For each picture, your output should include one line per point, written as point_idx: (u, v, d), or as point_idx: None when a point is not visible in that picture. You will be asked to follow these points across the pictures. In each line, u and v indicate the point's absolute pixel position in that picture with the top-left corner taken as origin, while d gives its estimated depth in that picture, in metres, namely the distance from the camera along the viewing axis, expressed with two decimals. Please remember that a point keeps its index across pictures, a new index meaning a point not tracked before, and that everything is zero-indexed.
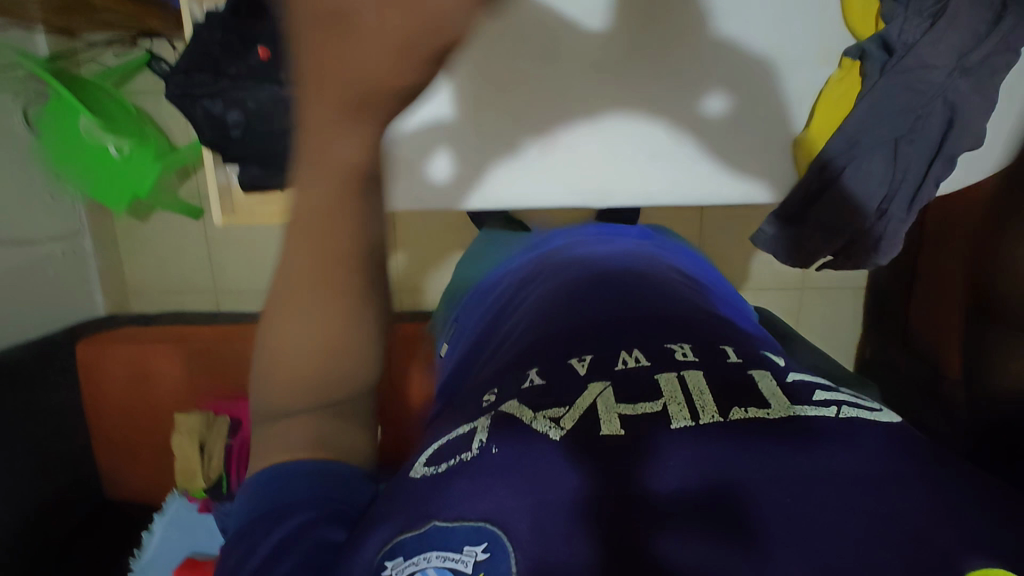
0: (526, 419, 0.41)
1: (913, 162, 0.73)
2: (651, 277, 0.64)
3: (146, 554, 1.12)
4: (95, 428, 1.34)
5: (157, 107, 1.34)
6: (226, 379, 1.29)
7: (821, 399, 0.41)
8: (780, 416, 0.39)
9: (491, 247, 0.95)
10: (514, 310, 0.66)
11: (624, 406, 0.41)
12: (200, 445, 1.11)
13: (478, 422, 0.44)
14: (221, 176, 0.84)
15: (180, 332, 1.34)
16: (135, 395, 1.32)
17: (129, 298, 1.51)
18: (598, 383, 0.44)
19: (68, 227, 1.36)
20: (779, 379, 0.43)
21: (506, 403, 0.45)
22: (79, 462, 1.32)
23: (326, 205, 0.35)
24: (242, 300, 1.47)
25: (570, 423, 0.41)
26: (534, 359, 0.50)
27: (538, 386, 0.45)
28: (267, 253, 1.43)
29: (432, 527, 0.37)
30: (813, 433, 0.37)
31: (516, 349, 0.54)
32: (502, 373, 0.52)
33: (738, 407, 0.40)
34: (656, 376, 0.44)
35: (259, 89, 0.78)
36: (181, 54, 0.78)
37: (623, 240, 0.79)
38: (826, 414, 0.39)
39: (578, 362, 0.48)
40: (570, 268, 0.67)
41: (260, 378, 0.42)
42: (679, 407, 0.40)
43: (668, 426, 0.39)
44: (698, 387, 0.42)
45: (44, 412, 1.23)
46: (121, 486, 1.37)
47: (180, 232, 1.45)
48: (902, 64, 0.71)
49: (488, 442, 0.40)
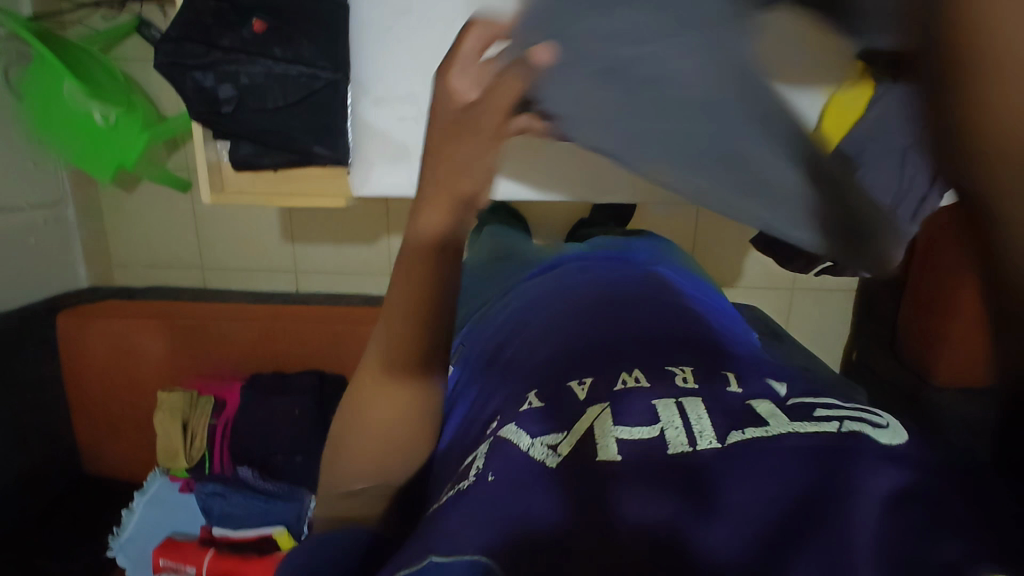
0: (524, 445, 0.46)
1: None
2: (653, 309, 0.67)
3: (126, 532, 1.11)
4: (74, 401, 1.32)
5: (145, 75, 1.31)
6: (211, 357, 1.27)
7: (822, 416, 0.47)
8: (779, 432, 0.45)
9: (489, 267, 0.94)
10: (511, 329, 0.69)
11: (620, 430, 0.47)
12: (183, 425, 1.09)
13: (480, 450, 0.49)
14: (211, 152, 0.82)
15: (164, 308, 1.32)
16: (117, 370, 1.29)
17: (113, 271, 1.47)
18: (596, 405, 0.51)
19: (50, 195, 1.33)
20: (780, 405, 0.50)
21: (506, 425, 0.49)
22: (58, 436, 1.30)
23: (414, 267, 0.50)
24: (228, 277, 1.45)
25: (565, 450, 0.46)
26: (547, 373, 0.57)
27: (535, 410, 0.51)
28: (256, 230, 1.40)
29: (430, 562, 0.39)
30: (784, 449, 0.43)
31: (523, 365, 0.60)
32: (512, 386, 0.57)
33: (736, 431, 0.46)
34: (654, 401, 0.50)
35: (253, 63, 0.75)
36: (172, 23, 0.75)
37: (626, 267, 0.80)
38: (828, 429, 0.45)
39: (578, 384, 0.54)
40: (578, 304, 0.68)
41: (337, 451, 0.58)
42: (677, 433, 0.46)
43: (666, 451, 0.45)
44: (696, 413, 0.48)
45: (22, 384, 1.21)
46: (101, 464, 1.35)
47: (165, 206, 1.41)
48: None
49: (486, 471, 0.44)
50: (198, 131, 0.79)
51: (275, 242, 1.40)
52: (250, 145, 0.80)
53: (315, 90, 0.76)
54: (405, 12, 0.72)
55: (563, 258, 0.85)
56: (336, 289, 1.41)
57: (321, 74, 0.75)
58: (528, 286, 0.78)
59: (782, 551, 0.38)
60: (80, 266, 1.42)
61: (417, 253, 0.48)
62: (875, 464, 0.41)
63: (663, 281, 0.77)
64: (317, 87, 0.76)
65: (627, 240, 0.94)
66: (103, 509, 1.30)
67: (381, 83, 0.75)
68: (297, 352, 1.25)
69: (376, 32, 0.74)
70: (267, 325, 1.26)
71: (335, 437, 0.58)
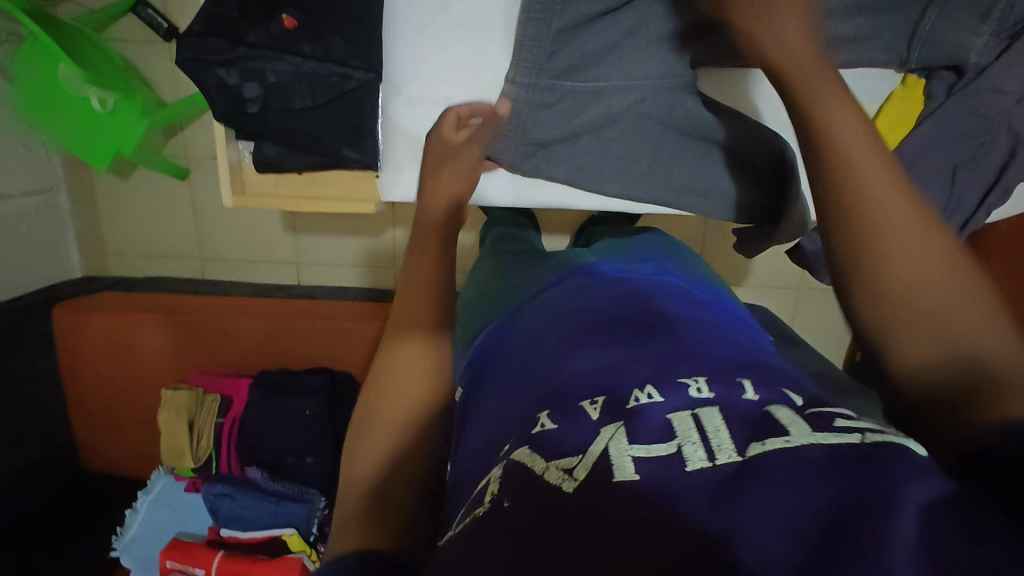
0: (538, 469, 0.36)
1: (971, 190, 0.70)
2: (674, 315, 0.54)
3: (129, 532, 1.09)
4: (73, 396, 1.29)
5: (143, 57, 1.26)
6: (214, 354, 1.25)
7: (843, 426, 0.35)
8: (801, 443, 0.33)
9: (502, 271, 0.82)
10: (501, 353, 0.59)
11: (636, 447, 0.36)
12: (189, 425, 1.07)
13: (492, 474, 0.39)
14: (232, 151, 0.81)
15: (164, 302, 1.28)
16: (119, 364, 1.26)
17: (108, 261, 1.43)
18: (609, 425, 0.38)
19: (44, 181, 1.27)
20: (798, 410, 0.38)
21: (518, 449, 0.39)
22: (54, 431, 1.26)
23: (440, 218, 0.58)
24: (228, 269, 1.41)
25: (585, 472, 0.35)
26: (533, 412, 0.44)
27: (552, 434, 0.39)
28: (258, 221, 1.35)
29: None
30: (829, 461, 0.32)
31: (508, 404, 0.48)
32: (498, 435, 0.46)
33: (756, 441, 0.34)
34: (669, 416, 0.38)
35: (280, 60, 0.72)
36: (196, 17, 0.72)
37: (642, 270, 0.69)
38: (851, 441, 0.33)
39: (590, 404, 0.41)
40: (585, 310, 0.56)
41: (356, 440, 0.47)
42: (695, 448, 0.35)
43: (684, 469, 0.34)
44: (713, 425, 0.36)
45: (19, 378, 1.17)
46: (100, 460, 1.33)
47: (163, 193, 1.36)
48: (973, 87, 0.66)
49: (500, 496, 0.35)
50: (220, 130, 0.77)
51: (277, 231, 1.35)
52: (273, 146, 0.79)
53: (348, 90, 0.74)
54: (443, 9, 0.71)
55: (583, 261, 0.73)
56: (338, 281, 1.37)
57: (354, 75, 0.73)
58: (536, 291, 0.67)
59: (834, 551, 0.28)
60: (74, 254, 1.37)
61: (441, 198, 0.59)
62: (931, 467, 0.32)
63: (685, 286, 0.66)
64: (349, 87, 0.74)
65: (644, 240, 0.83)
66: (102, 507, 1.28)
67: (413, 83, 0.74)
68: (306, 352, 1.23)
69: (408, 29, 0.73)
70: (273, 322, 1.22)
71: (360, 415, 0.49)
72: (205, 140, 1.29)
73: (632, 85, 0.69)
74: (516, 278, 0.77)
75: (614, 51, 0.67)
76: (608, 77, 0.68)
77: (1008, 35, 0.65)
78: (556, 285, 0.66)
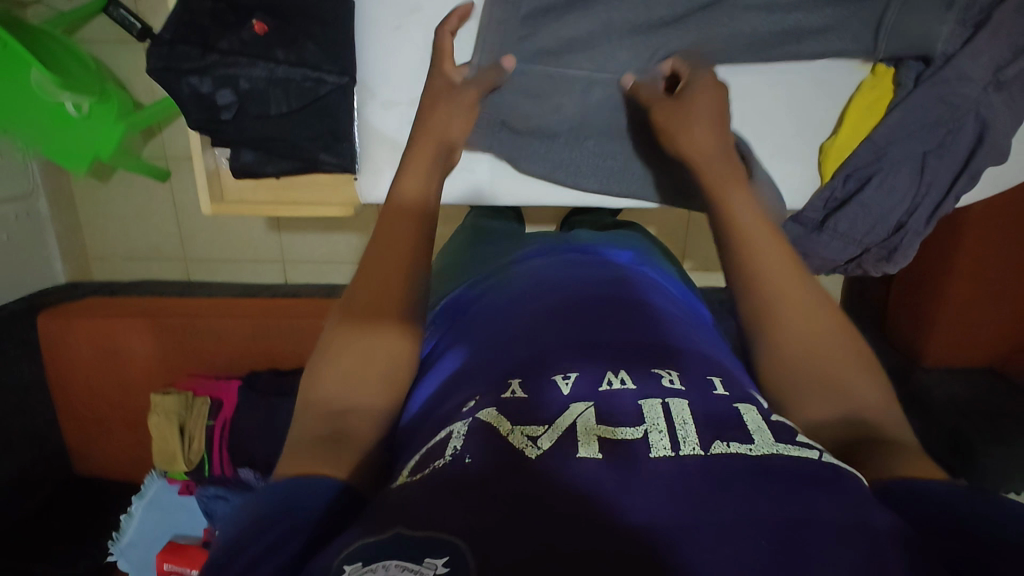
0: (503, 431, 0.38)
1: (940, 176, 0.71)
2: (646, 301, 0.55)
3: (125, 536, 1.10)
4: (61, 403, 1.29)
5: (116, 58, 1.24)
6: (201, 357, 1.24)
7: (804, 441, 0.38)
8: (762, 452, 0.35)
9: (475, 245, 0.82)
10: (461, 318, 0.59)
11: (604, 428, 0.38)
12: (180, 429, 1.07)
13: (455, 426, 0.40)
14: (209, 160, 0.81)
15: (148, 305, 1.27)
16: (106, 369, 1.26)
17: (91, 265, 1.42)
18: (579, 402, 0.41)
19: (23, 188, 1.26)
20: (764, 415, 0.40)
21: (485, 408, 0.41)
22: (45, 439, 1.26)
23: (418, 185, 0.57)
24: (213, 269, 1.40)
25: (548, 442, 0.37)
26: (496, 377, 0.45)
27: (521, 402, 0.41)
28: (240, 221, 1.34)
29: (396, 535, 0.33)
30: (786, 470, 0.34)
31: (463, 369, 0.49)
32: (455, 393, 0.46)
33: (720, 441, 0.36)
34: (639, 402, 0.40)
35: (253, 66, 0.73)
36: (166, 25, 0.72)
37: (623, 258, 0.68)
38: (810, 456, 0.36)
39: (562, 379, 0.43)
40: (562, 283, 0.57)
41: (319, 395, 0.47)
42: (660, 436, 0.37)
43: (648, 455, 0.36)
44: (681, 417, 0.38)
45: (5, 388, 1.17)
46: (91, 463, 1.33)
47: (143, 194, 1.35)
48: (939, 75, 0.67)
49: (461, 450, 0.37)
50: (197, 139, 0.77)
51: (261, 231, 1.35)
52: (251, 153, 0.79)
53: (321, 95, 0.74)
54: (414, 10, 0.70)
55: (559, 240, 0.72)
56: (325, 279, 1.37)
57: (327, 79, 0.73)
58: (516, 264, 0.67)
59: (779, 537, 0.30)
60: (56, 261, 1.36)
61: (425, 157, 0.58)
62: (870, 494, 0.35)
63: (662, 280, 0.65)
64: (324, 92, 0.74)
65: (624, 231, 0.83)
66: (98, 511, 1.28)
67: (387, 87, 0.74)
68: (294, 352, 1.23)
69: (381, 31, 0.72)
70: (260, 322, 1.22)
71: (320, 372, 0.48)
72: (183, 140, 1.28)
73: (599, 80, 0.70)
74: (480, 254, 0.77)
75: (584, 45, 0.69)
76: (582, 66, 0.70)
77: (973, 23, 0.66)
78: (536, 260, 0.66)
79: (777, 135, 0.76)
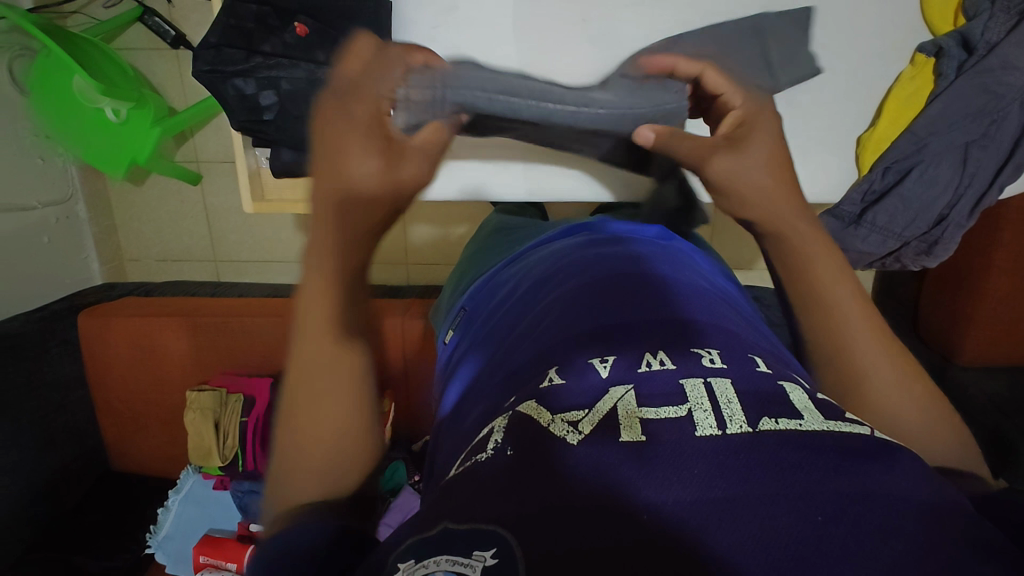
0: (544, 421, 0.39)
1: (983, 168, 0.70)
2: (667, 282, 0.53)
3: (163, 530, 1.13)
4: (100, 399, 1.32)
5: (152, 65, 1.27)
6: (232, 355, 1.27)
7: (852, 417, 0.39)
8: (813, 428, 0.36)
9: (500, 238, 0.83)
10: (493, 313, 0.60)
11: (645, 410, 0.38)
12: (215, 423, 1.10)
13: (495, 424, 0.42)
14: (250, 160, 0.83)
15: (182, 305, 1.30)
16: (143, 368, 1.29)
17: (127, 267, 1.46)
18: (619, 386, 0.41)
19: (62, 192, 1.30)
20: (809, 393, 0.40)
21: (525, 402, 0.42)
22: (83, 434, 1.30)
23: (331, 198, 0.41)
24: (243, 270, 1.43)
25: (590, 427, 0.38)
26: (530, 369, 0.46)
27: (561, 389, 0.41)
28: (269, 222, 1.37)
29: (443, 530, 0.35)
30: (834, 447, 0.34)
31: (497, 365, 0.50)
32: (498, 389, 0.47)
33: (767, 418, 0.36)
34: (681, 381, 0.40)
35: (294, 68, 0.76)
36: (212, 30, 0.75)
37: (643, 234, 0.66)
38: (862, 432, 0.37)
39: (600, 363, 0.43)
40: (583, 269, 0.56)
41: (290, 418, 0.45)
42: (705, 414, 0.37)
43: (693, 434, 0.36)
44: (725, 396, 0.38)
45: (48, 385, 1.20)
46: (129, 459, 1.37)
47: (175, 197, 1.38)
48: (983, 64, 0.67)
49: (504, 444, 0.38)
50: (237, 139, 0.80)
51: (289, 232, 1.37)
52: (290, 152, 0.79)
53: None
54: (450, 10, 0.73)
55: (574, 224, 0.71)
56: None
57: None
58: (537, 252, 0.67)
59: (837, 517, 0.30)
60: (94, 262, 1.40)
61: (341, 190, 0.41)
62: (927, 472, 0.35)
63: (688, 254, 0.64)
64: None
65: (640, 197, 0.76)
66: (133, 505, 1.32)
67: None
68: None
69: (417, 32, 0.74)
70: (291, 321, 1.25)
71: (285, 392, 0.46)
72: (215, 144, 1.31)
73: (590, 112, 0.62)
74: (503, 243, 0.79)
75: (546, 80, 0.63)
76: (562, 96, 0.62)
77: (1018, 11, 0.67)
78: (555, 248, 0.65)
79: (817, 129, 0.74)
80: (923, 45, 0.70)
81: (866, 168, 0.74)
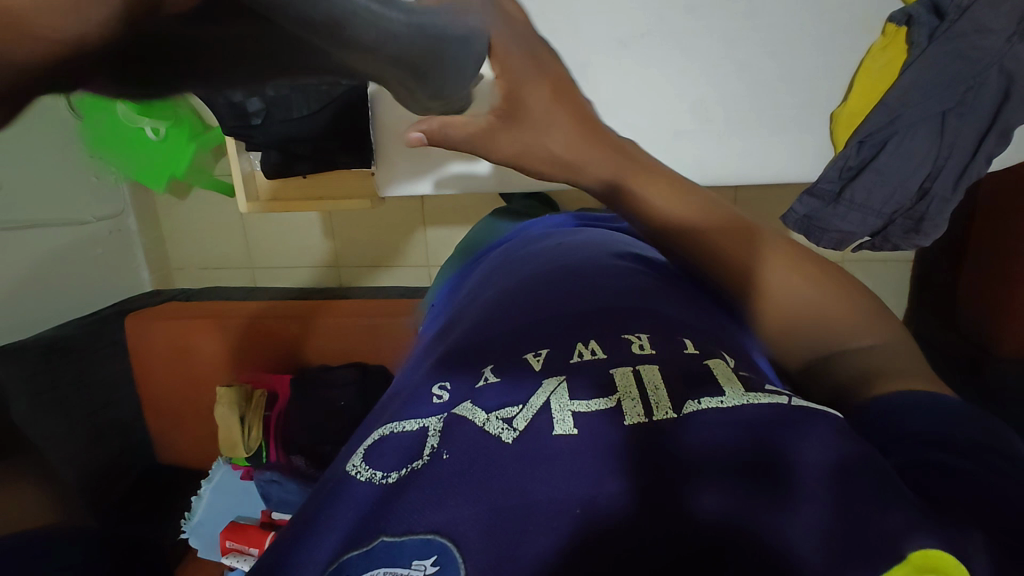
0: (478, 421, 0.33)
1: (961, 135, 0.73)
2: (604, 272, 0.49)
3: (196, 515, 1.28)
4: (147, 395, 1.44)
5: None
6: (256, 355, 1.35)
7: (774, 388, 0.35)
8: (734, 404, 0.32)
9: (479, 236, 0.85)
10: (443, 312, 0.59)
11: (577, 402, 0.34)
12: (240, 416, 1.23)
13: (429, 423, 0.35)
14: (244, 162, 0.96)
15: (217, 308, 1.40)
16: (182, 370, 1.40)
17: (173, 275, 1.57)
18: (552, 378, 0.37)
19: (113, 208, 1.41)
20: (735, 368, 0.37)
21: (460, 403, 0.36)
22: (130, 428, 1.42)
23: None
24: (277, 275, 1.49)
25: (525, 423, 0.33)
26: (446, 358, 0.42)
27: (494, 386, 0.37)
28: (298, 226, 1.43)
29: (380, 543, 0.29)
30: (772, 420, 0.31)
31: (419, 359, 0.49)
32: (406, 384, 0.44)
33: (692, 399, 0.33)
34: (611, 371, 0.36)
35: None
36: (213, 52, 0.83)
37: (601, 228, 0.63)
38: (779, 401, 0.33)
39: (533, 357, 0.39)
40: (525, 266, 0.54)
41: None
42: (633, 403, 0.33)
43: (621, 423, 0.32)
44: (653, 381, 0.35)
45: (97, 382, 1.32)
46: (172, 452, 1.48)
47: (217, 211, 1.48)
48: (953, 29, 0.71)
49: (439, 447, 0.32)
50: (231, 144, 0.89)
51: (317, 234, 1.42)
52: (277, 155, 0.91)
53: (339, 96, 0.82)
54: None
55: (533, 221, 0.70)
56: (375, 280, 1.42)
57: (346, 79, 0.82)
58: (496, 252, 0.65)
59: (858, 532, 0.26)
60: (143, 271, 1.52)
61: None
62: (835, 425, 0.32)
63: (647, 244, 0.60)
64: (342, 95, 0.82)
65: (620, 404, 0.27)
66: (163, 495, 1.40)
67: None
68: (341, 348, 1.32)
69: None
70: (311, 321, 1.33)
71: None
72: None
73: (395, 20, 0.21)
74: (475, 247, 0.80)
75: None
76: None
77: None
78: (513, 246, 0.64)
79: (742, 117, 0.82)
80: (894, 15, 0.75)
81: (842, 140, 0.79)
